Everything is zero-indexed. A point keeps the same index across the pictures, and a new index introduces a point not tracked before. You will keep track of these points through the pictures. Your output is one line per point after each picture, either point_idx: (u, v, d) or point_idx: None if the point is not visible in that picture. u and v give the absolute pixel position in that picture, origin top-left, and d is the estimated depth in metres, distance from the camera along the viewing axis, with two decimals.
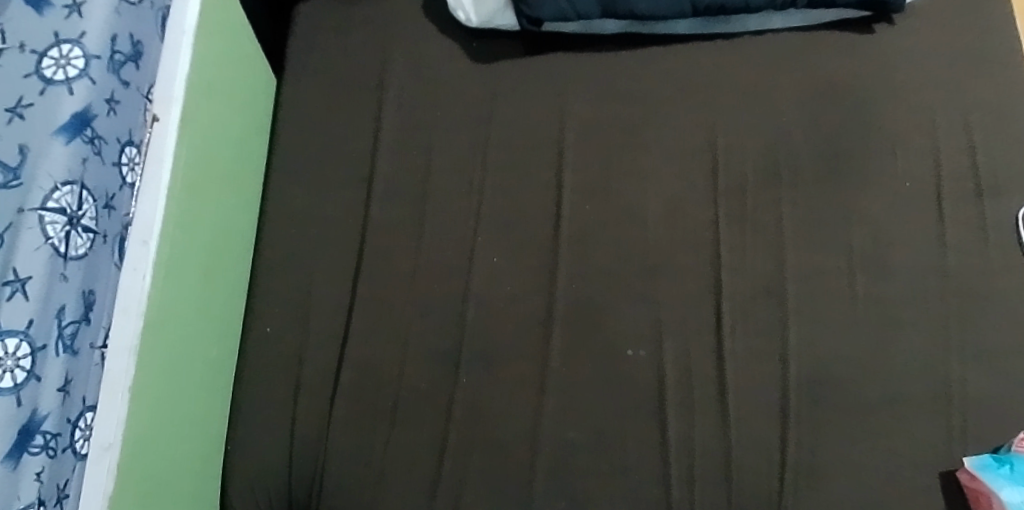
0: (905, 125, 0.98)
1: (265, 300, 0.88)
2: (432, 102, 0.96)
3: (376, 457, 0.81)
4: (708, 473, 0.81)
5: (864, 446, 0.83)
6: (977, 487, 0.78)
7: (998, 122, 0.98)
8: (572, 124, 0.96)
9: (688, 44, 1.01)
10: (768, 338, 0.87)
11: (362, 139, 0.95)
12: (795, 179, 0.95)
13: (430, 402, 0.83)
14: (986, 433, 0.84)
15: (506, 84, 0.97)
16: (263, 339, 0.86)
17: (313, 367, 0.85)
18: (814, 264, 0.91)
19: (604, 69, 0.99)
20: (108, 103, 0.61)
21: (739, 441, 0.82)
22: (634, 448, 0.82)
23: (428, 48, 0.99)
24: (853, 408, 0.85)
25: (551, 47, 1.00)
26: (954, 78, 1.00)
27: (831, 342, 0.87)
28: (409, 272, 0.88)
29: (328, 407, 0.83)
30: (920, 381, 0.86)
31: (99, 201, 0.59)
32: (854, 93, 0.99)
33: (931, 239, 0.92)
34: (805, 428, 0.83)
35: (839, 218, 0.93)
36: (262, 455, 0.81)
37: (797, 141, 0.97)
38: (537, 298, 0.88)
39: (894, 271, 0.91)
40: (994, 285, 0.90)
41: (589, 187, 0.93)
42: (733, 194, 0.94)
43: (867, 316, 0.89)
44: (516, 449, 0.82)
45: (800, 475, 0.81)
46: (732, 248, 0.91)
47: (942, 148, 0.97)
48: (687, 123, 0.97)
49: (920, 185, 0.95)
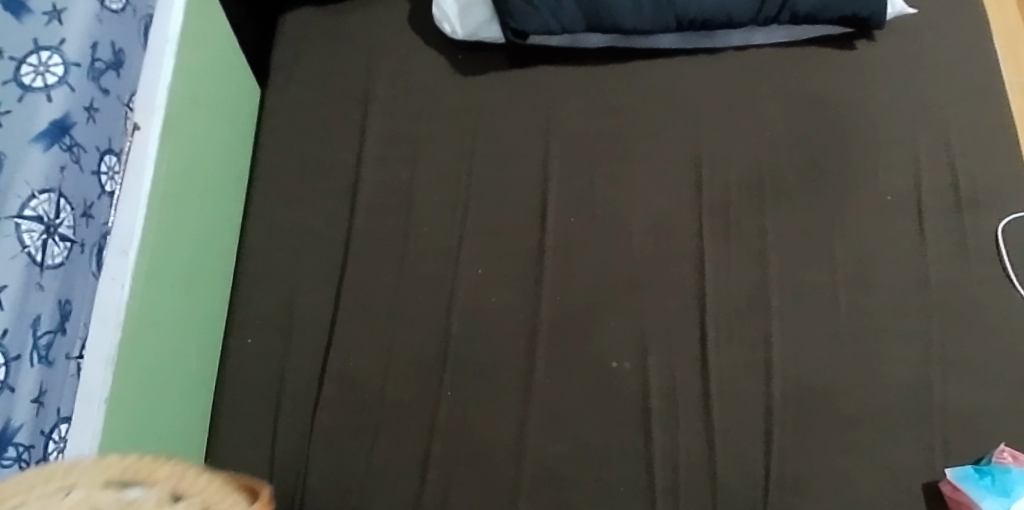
0: (887, 140, 0.99)
1: (246, 311, 0.87)
2: (417, 113, 0.96)
3: (359, 470, 0.80)
4: (694, 486, 0.81)
5: (849, 458, 0.83)
6: (958, 498, 0.78)
7: (978, 137, 0.99)
8: (557, 136, 0.96)
9: (672, 59, 1.02)
10: (752, 350, 0.87)
11: (347, 150, 0.94)
12: (779, 192, 0.96)
13: (414, 414, 0.83)
14: (970, 444, 0.84)
15: (491, 96, 0.98)
16: (243, 350, 0.85)
17: (295, 379, 0.84)
18: (798, 277, 0.91)
19: (588, 82, 1.00)
20: (88, 110, 0.60)
21: (725, 454, 0.82)
22: (619, 462, 0.82)
23: (413, 61, 0.99)
24: (838, 420, 0.85)
25: (537, 60, 1.01)
26: (932, 95, 1.01)
27: (815, 354, 0.88)
28: (393, 282, 0.88)
29: (309, 419, 0.82)
30: (903, 392, 0.87)
31: (77, 210, 0.58)
32: (836, 108, 1.00)
33: (912, 252, 0.93)
34: (790, 441, 0.83)
35: (822, 232, 0.94)
36: (242, 469, 0.80)
37: (780, 155, 0.98)
38: (522, 310, 0.87)
39: (877, 284, 0.92)
40: (976, 298, 0.91)
41: (575, 198, 0.93)
42: (717, 206, 0.94)
43: (850, 329, 0.89)
44: (502, 462, 0.81)
45: (786, 489, 0.81)
46: (715, 261, 0.92)
47: (922, 162, 0.98)
48: (671, 136, 0.98)
49: (902, 199, 0.96)
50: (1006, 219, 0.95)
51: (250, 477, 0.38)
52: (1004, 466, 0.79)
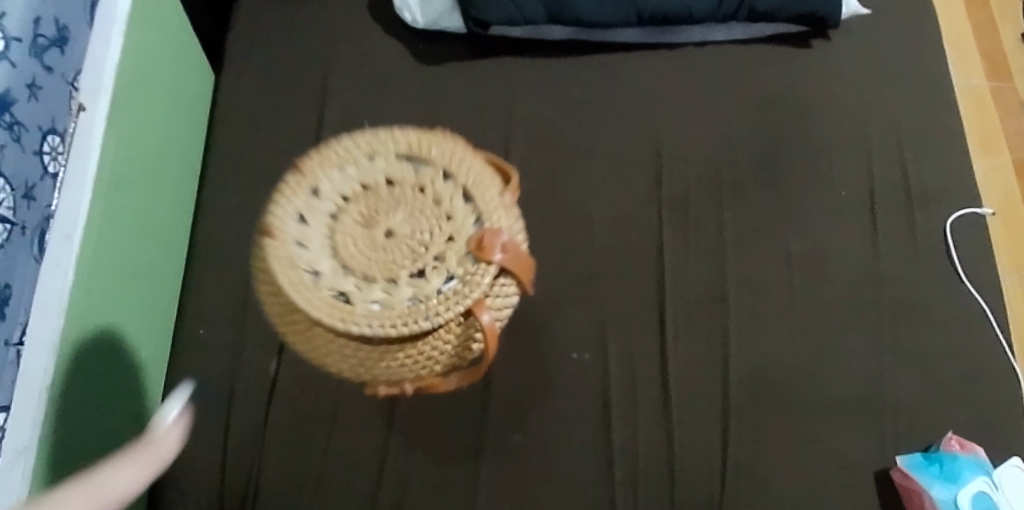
0: (841, 136, 1.01)
1: (198, 302, 0.85)
2: (377, 104, 0.95)
3: (315, 459, 0.79)
4: (653, 475, 0.81)
5: (803, 448, 0.85)
6: (910, 485, 0.81)
7: (928, 135, 1.02)
8: (518, 128, 0.96)
9: (633, 53, 1.03)
10: (709, 341, 0.88)
11: (304, 139, 0.93)
12: (736, 186, 0.97)
13: (371, 406, 0.82)
14: (918, 434, 0.86)
15: (452, 87, 0.97)
16: (193, 342, 0.83)
17: (248, 372, 0.82)
18: (754, 269, 0.93)
19: (549, 74, 1.00)
20: (30, 88, 0.58)
21: (682, 444, 0.83)
22: (579, 451, 0.82)
23: (372, 50, 0.98)
24: (792, 410, 0.87)
25: (498, 51, 1.00)
26: (884, 93, 1.04)
27: (770, 345, 0.89)
28: None
29: (263, 412, 0.81)
30: (855, 382, 0.89)
31: (18, 190, 0.57)
32: (791, 104, 1.02)
33: (864, 246, 0.96)
34: (746, 431, 0.85)
35: (779, 225, 0.96)
36: (193, 464, 0.78)
37: (737, 150, 0.99)
38: None
39: (831, 277, 0.93)
40: (926, 290, 0.93)
41: (535, 191, 0.93)
42: (676, 199, 0.95)
43: (805, 320, 0.91)
44: (460, 454, 0.81)
45: (742, 477, 0.82)
46: (674, 253, 0.92)
47: (874, 158, 1.00)
48: (631, 129, 0.98)
49: (855, 194, 0.98)
50: (955, 215, 0.97)
51: (501, 165, 0.79)
52: (952, 453, 0.82)
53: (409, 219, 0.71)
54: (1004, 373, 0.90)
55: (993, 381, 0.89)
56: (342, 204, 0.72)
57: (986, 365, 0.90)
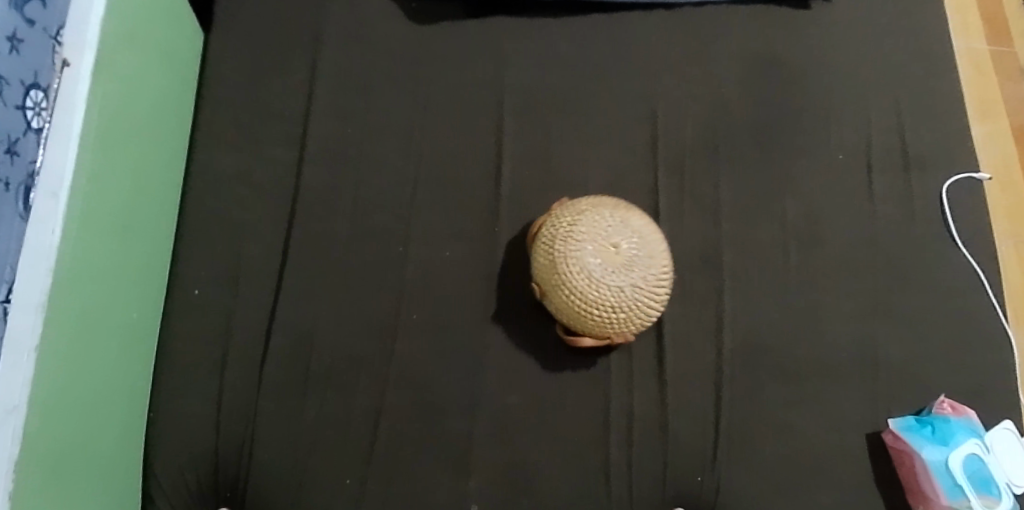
0: (839, 99, 1.00)
1: (189, 266, 0.84)
2: (369, 65, 0.94)
3: (309, 423, 0.79)
4: (646, 438, 0.82)
5: (795, 411, 0.86)
6: (900, 447, 0.82)
7: (927, 99, 1.01)
8: (512, 91, 0.95)
9: (630, 14, 1.01)
10: (704, 306, 0.89)
11: (295, 102, 0.91)
12: (733, 150, 0.96)
13: (366, 369, 0.81)
14: (910, 397, 0.87)
15: (446, 49, 0.96)
16: (185, 306, 0.83)
17: (241, 336, 0.82)
18: (750, 234, 0.92)
19: (544, 35, 0.98)
20: (10, 41, 0.57)
21: (676, 407, 0.84)
22: (573, 414, 0.83)
23: (364, 10, 0.96)
24: (786, 373, 0.87)
25: (493, 11, 0.98)
26: (884, 56, 1.03)
27: (765, 310, 0.89)
28: (345, 237, 0.86)
29: (256, 375, 0.80)
30: (849, 347, 0.89)
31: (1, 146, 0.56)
32: (790, 67, 1.01)
33: (861, 210, 0.95)
34: (739, 394, 0.85)
35: (775, 190, 0.95)
36: (187, 427, 0.78)
37: (735, 113, 0.98)
38: (475, 264, 0.87)
39: (826, 241, 0.93)
40: (922, 255, 0.93)
41: (530, 154, 0.92)
42: (672, 163, 0.94)
43: (800, 285, 0.91)
44: (455, 417, 0.81)
45: (733, 440, 0.83)
46: (670, 217, 0.92)
47: (873, 122, 0.99)
48: (628, 93, 0.97)
49: (852, 158, 0.97)
50: (952, 180, 0.97)
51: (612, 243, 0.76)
52: (944, 416, 0.83)
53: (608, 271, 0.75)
54: (995, 337, 0.90)
55: (985, 344, 0.90)
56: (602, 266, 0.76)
57: (979, 329, 0.90)
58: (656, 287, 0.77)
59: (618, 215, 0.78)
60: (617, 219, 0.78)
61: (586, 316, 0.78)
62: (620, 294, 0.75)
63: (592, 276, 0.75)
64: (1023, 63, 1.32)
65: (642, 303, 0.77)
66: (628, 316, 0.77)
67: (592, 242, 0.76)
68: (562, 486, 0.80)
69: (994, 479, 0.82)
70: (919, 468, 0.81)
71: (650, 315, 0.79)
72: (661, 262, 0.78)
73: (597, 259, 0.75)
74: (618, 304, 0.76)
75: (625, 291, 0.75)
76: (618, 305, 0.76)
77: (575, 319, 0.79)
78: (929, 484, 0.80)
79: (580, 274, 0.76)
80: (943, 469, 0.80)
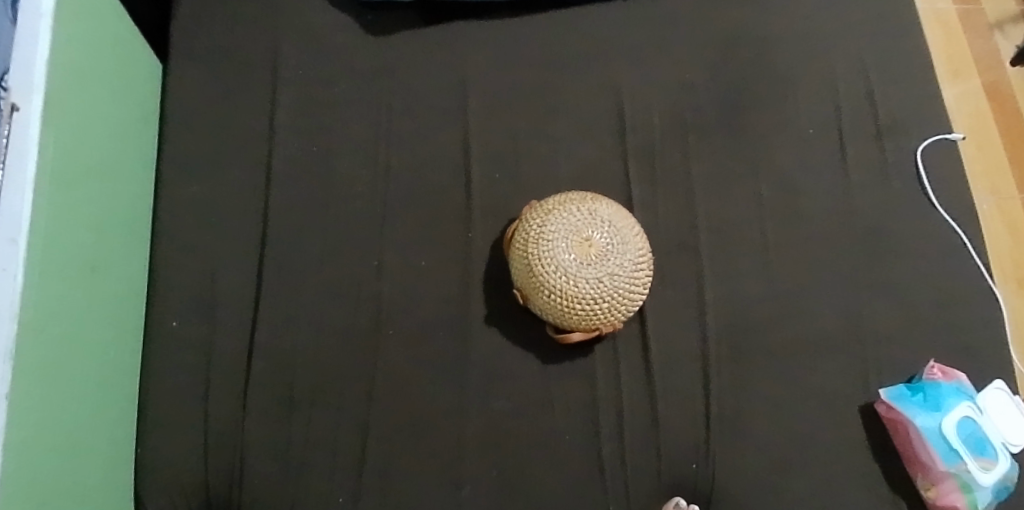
0: (805, 73, 1.00)
1: (165, 298, 0.84)
2: (330, 80, 0.93)
3: (297, 444, 0.79)
4: (637, 429, 0.82)
5: (785, 388, 0.85)
6: (893, 416, 0.81)
7: (893, 64, 1.00)
8: (476, 93, 0.94)
9: (588, 6, 1.01)
10: (684, 293, 0.88)
11: (258, 124, 0.91)
12: (702, 133, 0.96)
13: (350, 385, 0.81)
14: (899, 365, 0.87)
15: (405, 57, 0.95)
16: (165, 338, 0.83)
17: (223, 363, 0.82)
18: (725, 215, 0.92)
19: (504, 35, 0.98)
20: None
21: (664, 395, 0.84)
22: (562, 411, 0.82)
23: (320, 26, 0.96)
24: (772, 351, 0.87)
25: (450, 16, 0.98)
26: (846, 25, 1.02)
27: (747, 290, 0.89)
28: (319, 255, 0.86)
29: (241, 401, 0.80)
30: (833, 320, 0.89)
31: None
32: (753, 44, 1.01)
33: (836, 182, 0.95)
34: (727, 377, 0.85)
35: (748, 169, 0.95)
36: (176, 458, 0.78)
37: (701, 96, 0.98)
38: (452, 270, 0.86)
39: (803, 215, 0.93)
40: (900, 221, 0.93)
41: (498, 155, 0.92)
42: (642, 152, 0.94)
43: (780, 262, 0.91)
44: (443, 425, 0.81)
45: (725, 423, 0.83)
46: (644, 206, 0.92)
47: (840, 93, 0.99)
48: (592, 85, 0.97)
49: (823, 130, 0.97)
50: (925, 143, 0.96)
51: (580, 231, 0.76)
52: (934, 381, 0.82)
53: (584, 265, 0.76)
54: (981, 296, 0.90)
55: (971, 305, 0.89)
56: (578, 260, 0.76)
57: (963, 290, 0.90)
58: (632, 274, 0.77)
59: (586, 207, 0.79)
60: (584, 212, 0.78)
61: (570, 309, 0.77)
62: (599, 284, 0.76)
63: (568, 272, 0.75)
64: (990, 18, 1.32)
65: (622, 290, 0.77)
66: (611, 305, 0.77)
67: (565, 238, 0.76)
68: (556, 485, 0.80)
69: (990, 440, 0.80)
70: (915, 437, 0.80)
71: (633, 301, 0.79)
72: (636, 247, 0.78)
73: (571, 254, 0.76)
74: (599, 295, 0.76)
75: (605, 280, 0.76)
76: (599, 296, 0.76)
77: (560, 316, 0.79)
78: (924, 450, 0.79)
79: (557, 271, 0.76)
80: (937, 435, 0.79)
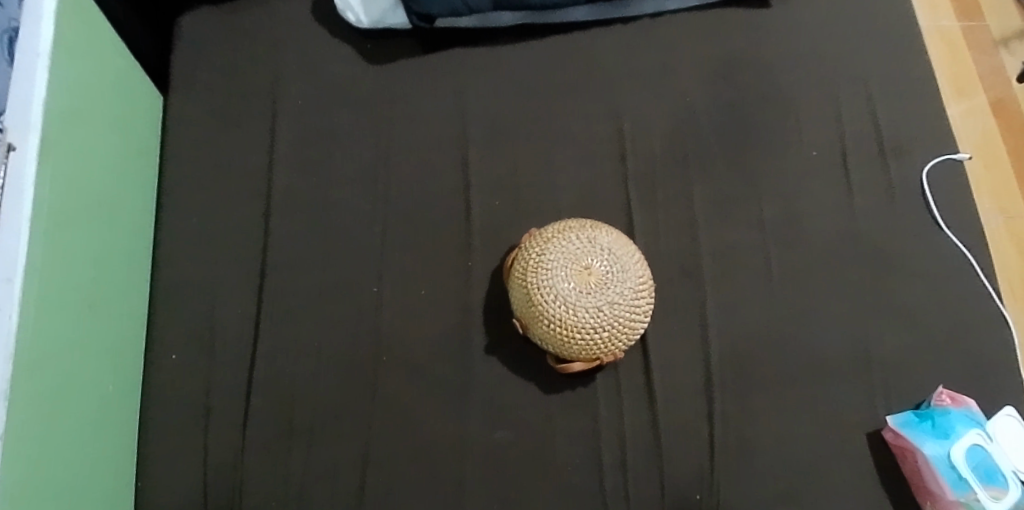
0: (807, 95, 0.99)
1: (165, 330, 0.84)
2: (328, 109, 0.93)
3: (296, 475, 0.79)
4: (640, 458, 0.81)
5: (790, 417, 0.84)
6: (901, 444, 0.80)
7: (897, 87, 0.99)
8: (476, 120, 0.94)
9: (587, 32, 1.00)
10: (687, 320, 0.87)
11: (258, 154, 0.91)
12: (704, 158, 0.95)
13: (349, 415, 0.81)
14: (908, 392, 0.85)
15: (405, 85, 0.95)
16: (164, 371, 0.82)
17: (222, 394, 0.81)
18: (727, 241, 0.91)
19: (503, 61, 0.98)
20: None
21: (668, 425, 0.82)
22: (564, 442, 0.82)
23: (320, 55, 0.96)
24: (777, 379, 0.86)
25: (449, 43, 0.98)
26: (847, 46, 1.01)
27: (751, 317, 0.88)
28: (318, 285, 0.86)
29: (241, 432, 0.80)
30: (838, 348, 0.87)
31: None
32: (755, 67, 1.00)
33: (841, 205, 0.94)
34: (731, 406, 0.84)
35: (750, 194, 0.94)
36: (175, 491, 0.78)
37: (702, 120, 0.97)
38: (452, 300, 0.86)
39: (807, 240, 0.92)
40: (906, 245, 0.92)
41: (498, 182, 0.92)
42: (643, 178, 0.93)
43: (784, 288, 0.89)
44: (443, 456, 0.80)
45: (730, 452, 0.82)
46: (645, 232, 0.91)
47: (844, 116, 0.98)
48: (593, 110, 0.96)
49: (827, 153, 0.96)
50: (931, 164, 0.95)
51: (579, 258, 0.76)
52: (943, 408, 0.80)
53: (583, 293, 0.75)
54: (990, 321, 0.88)
55: (980, 330, 0.88)
56: (577, 289, 0.75)
57: (972, 314, 0.89)
58: (636, 301, 0.77)
59: (585, 235, 0.78)
60: (584, 239, 0.78)
61: (571, 339, 0.76)
62: (599, 313, 0.75)
63: (567, 301, 0.75)
64: (995, 35, 1.31)
65: (622, 320, 0.76)
66: (612, 334, 0.76)
67: (564, 266, 0.76)
68: None
69: (1000, 468, 0.79)
70: (923, 465, 0.79)
71: (634, 329, 0.78)
72: (637, 275, 0.77)
73: (570, 283, 0.75)
74: (600, 324, 0.75)
75: (604, 309, 0.75)
76: (599, 325, 0.75)
77: (560, 346, 0.78)
78: (934, 479, 0.78)
79: (556, 301, 0.75)
80: (947, 463, 0.78)
